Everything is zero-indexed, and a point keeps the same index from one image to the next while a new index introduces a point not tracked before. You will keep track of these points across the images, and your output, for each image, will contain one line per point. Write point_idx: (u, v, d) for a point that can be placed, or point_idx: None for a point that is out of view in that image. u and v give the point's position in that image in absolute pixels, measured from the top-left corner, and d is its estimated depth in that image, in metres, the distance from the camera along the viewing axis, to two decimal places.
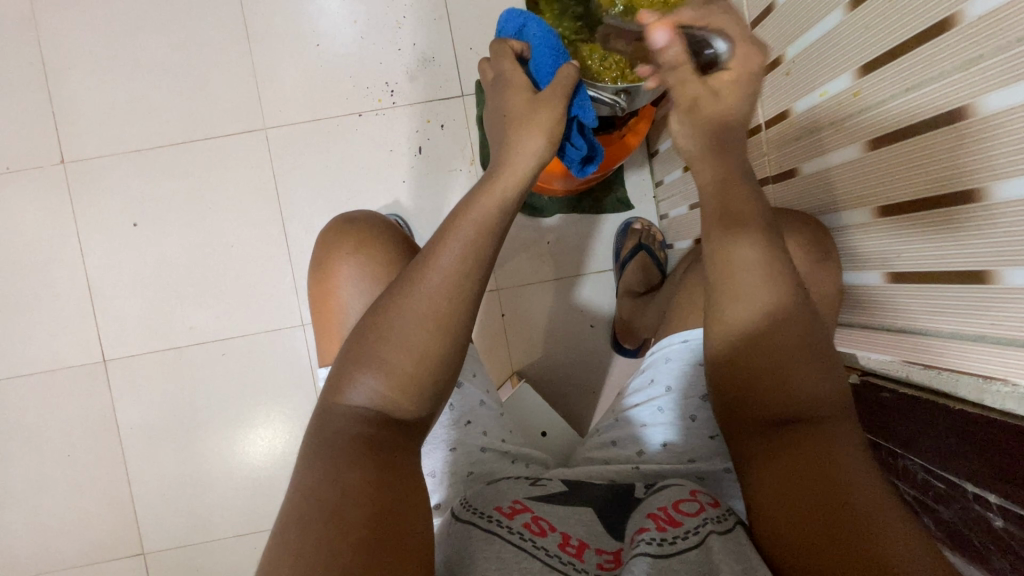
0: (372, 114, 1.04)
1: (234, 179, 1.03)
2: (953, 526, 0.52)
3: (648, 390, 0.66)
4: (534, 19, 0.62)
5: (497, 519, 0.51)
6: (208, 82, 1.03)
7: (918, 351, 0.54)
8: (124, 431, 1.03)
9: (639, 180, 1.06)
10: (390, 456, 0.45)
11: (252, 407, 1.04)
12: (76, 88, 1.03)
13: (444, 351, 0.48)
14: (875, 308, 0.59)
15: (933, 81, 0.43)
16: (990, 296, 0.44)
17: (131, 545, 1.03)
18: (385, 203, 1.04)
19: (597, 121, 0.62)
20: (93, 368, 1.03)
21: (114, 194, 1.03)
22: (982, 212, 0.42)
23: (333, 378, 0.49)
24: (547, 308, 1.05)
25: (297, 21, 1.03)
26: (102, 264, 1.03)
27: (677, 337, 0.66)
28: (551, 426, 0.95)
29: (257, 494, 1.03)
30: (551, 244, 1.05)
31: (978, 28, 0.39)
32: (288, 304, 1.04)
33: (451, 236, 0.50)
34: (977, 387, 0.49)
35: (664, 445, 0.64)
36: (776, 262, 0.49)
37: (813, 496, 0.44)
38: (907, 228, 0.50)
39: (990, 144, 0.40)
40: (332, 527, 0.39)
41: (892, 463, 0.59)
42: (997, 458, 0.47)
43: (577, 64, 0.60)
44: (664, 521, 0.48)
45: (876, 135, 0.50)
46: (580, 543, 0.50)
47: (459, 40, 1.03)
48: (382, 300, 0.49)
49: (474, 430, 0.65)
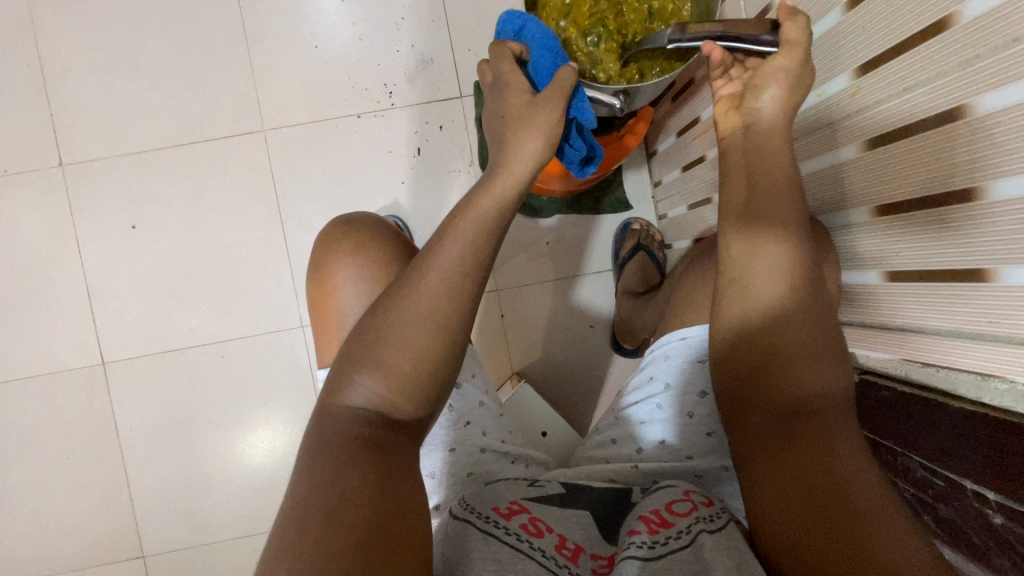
0: (371, 115, 1.04)
1: (234, 180, 1.03)
2: (953, 524, 0.52)
3: (647, 387, 0.66)
4: (533, 20, 0.61)
5: (495, 520, 0.51)
6: (207, 82, 1.03)
7: (917, 350, 0.54)
8: (124, 432, 1.03)
9: (637, 180, 1.06)
10: (389, 457, 0.45)
11: (253, 409, 1.03)
12: (75, 90, 1.03)
13: (443, 352, 0.48)
14: (873, 307, 0.58)
15: (929, 81, 0.44)
16: (987, 294, 0.44)
17: (132, 547, 1.02)
18: (384, 204, 1.04)
19: (596, 122, 0.62)
20: (93, 370, 1.03)
21: (114, 195, 1.03)
22: (979, 210, 0.42)
23: (332, 379, 0.49)
24: (546, 308, 1.05)
25: (296, 23, 1.03)
26: (101, 265, 1.03)
27: (677, 334, 0.65)
28: (551, 426, 0.95)
29: (258, 495, 1.03)
30: (550, 244, 1.05)
31: (974, 27, 0.39)
32: (288, 304, 1.04)
33: (451, 236, 0.50)
34: (977, 385, 0.48)
35: (662, 443, 0.64)
36: (777, 253, 0.50)
37: (811, 495, 0.44)
38: (903, 229, 0.50)
39: (985, 143, 0.40)
40: (330, 528, 0.39)
41: (892, 460, 0.59)
42: (994, 455, 0.47)
43: (576, 65, 0.59)
44: (656, 524, 0.48)
45: (873, 136, 0.51)
46: (576, 546, 0.51)
47: (458, 40, 1.03)
48: (382, 300, 0.50)
49: (473, 431, 0.65)
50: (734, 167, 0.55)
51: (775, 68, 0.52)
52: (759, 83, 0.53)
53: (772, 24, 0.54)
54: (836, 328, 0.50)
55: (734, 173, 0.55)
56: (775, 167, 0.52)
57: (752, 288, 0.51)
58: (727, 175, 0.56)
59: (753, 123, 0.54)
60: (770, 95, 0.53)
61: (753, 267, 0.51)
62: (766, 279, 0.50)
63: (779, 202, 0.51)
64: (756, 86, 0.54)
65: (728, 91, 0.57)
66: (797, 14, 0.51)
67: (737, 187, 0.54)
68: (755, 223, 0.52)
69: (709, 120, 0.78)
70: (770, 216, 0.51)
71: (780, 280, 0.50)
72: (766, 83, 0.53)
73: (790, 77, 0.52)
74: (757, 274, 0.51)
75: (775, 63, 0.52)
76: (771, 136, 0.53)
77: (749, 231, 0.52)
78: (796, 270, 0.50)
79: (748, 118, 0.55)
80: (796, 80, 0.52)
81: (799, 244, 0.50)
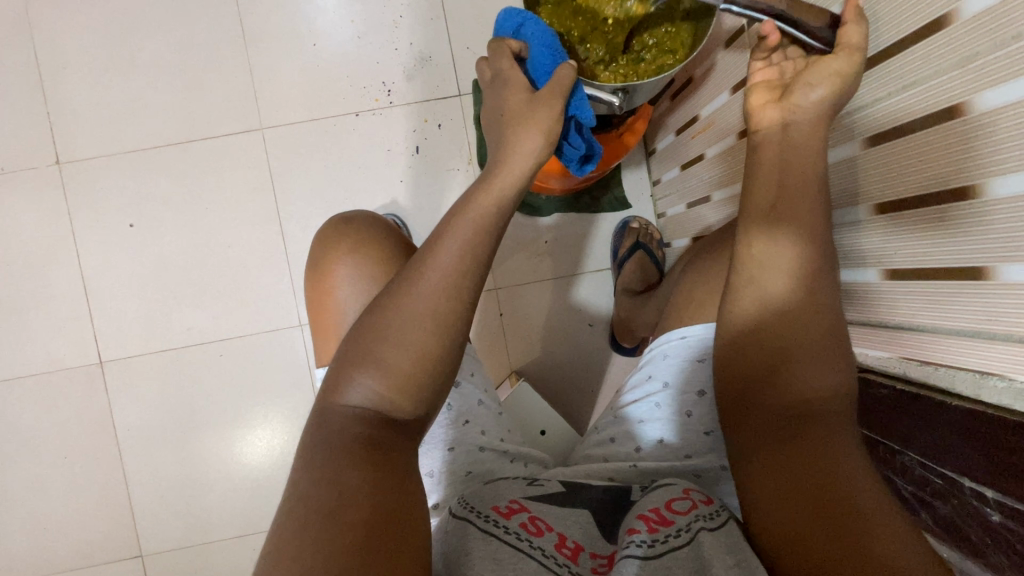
0: (369, 114, 1.03)
1: (232, 179, 1.03)
2: (951, 522, 0.52)
3: (645, 386, 0.67)
4: (531, 17, 0.60)
5: (495, 519, 0.51)
6: (204, 80, 1.03)
7: (916, 347, 0.54)
8: (122, 431, 1.03)
9: (637, 178, 1.06)
10: (389, 456, 0.45)
11: (252, 408, 1.03)
12: (71, 89, 1.02)
13: (442, 350, 0.48)
14: (871, 305, 0.58)
15: (930, 79, 0.44)
16: (986, 293, 0.44)
17: (130, 546, 1.02)
18: (383, 203, 1.04)
19: (595, 120, 0.61)
20: (91, 369, 1.03)
21: (111, 194, 1.03)
22: (978, 209, 0.42)
23: (330, 378, 0.49)
24: (545, 308, 1.05)
25: (294, 21, 1.03)
26: (98, 264, 1.03)
27: (677, 333, 0.65)
28: (551, 425, 0.95)
29: (256, 494, 1.03)
30: (549, 242, 1.05)
31: (973, 26, 0.39)
32: (287, 303, 1.04)
33: (449, 235, 0.50)
34: (972, 382, 0.48)
35: (661, 442, 0.64)
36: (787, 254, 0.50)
37: (811, 496, 0.44)
38: (902, 227, 0.50)
39: (984, 141, 0.40)
40: (330, 528, 0.39)
41: (890, 459, 0.58)
42: (992, 453, 0.47)
43: (575, 63, 0.59)
44: (655, 522, 0.48)
45: (873, 133, 0.51)
46: (576, 545, 0.50)
47: (456, 39, 1.03)
48: (381, 297, 0.49)
49: (472, 429, 0.65)
50: (766, 165, 0.53)
51: (830, 69, 0.49)
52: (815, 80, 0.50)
53: (832, 18, 0.50)
54: (842, 326, 0.50)
55: (764, 171, 0.53)
56: (807, 170, 0.51)
57: (757, 290, 0.51)
58: (756, 167, 0.54)
59: (793, 121, 0.52)
60: (819, 97, 0.50)
61: (772, 267, 0.51)
62: (780, 277, 0.50)
63: (798, 195, 0.51)
64: (806, 84, 0.50)
65: (762, 77, 0.55)
66: (863, 19, 0.48)
67: (767, 184, 0.52)
68: (770, 223, 0.51)
69: (709, 118, 0.77)
70: (787, 218, 0.51)
71: (786, 280, 0.50)
72: (818, 84, 0.50)
73: (843, 82, 0.49)
74: (762, 274, 0.51)
75: (832, 65, 0.49)
76: (808, 139, 0.51)
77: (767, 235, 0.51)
78: (803, 269, 0.50)
79: (789, 115, 0.52)
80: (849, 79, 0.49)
81: (813, 243, 0.50)
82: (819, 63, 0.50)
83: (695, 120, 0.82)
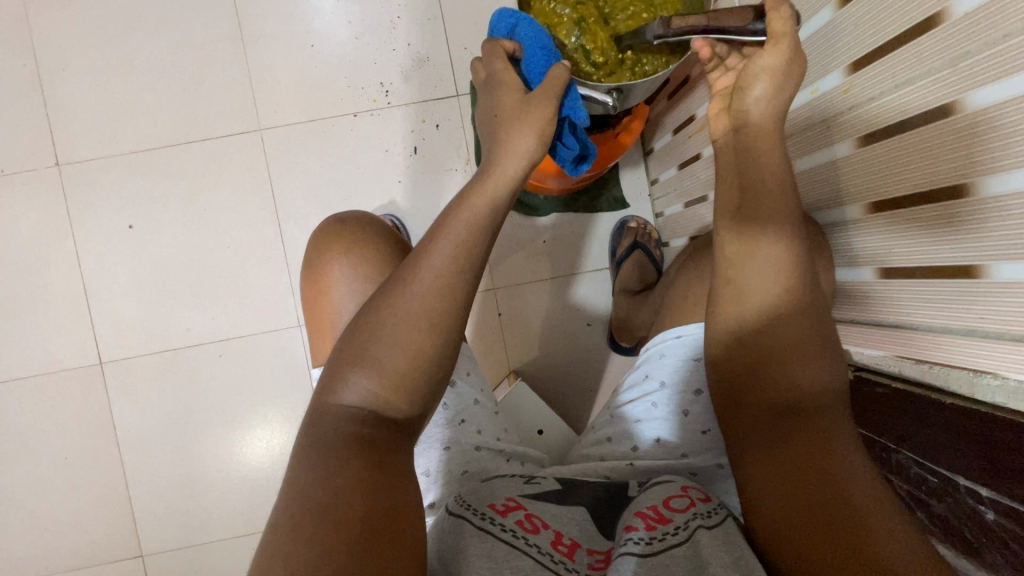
0: (367, 114, 1.04)
1: (231, 180, 1.03)
2: (947, 520, 0.52)
3: (643, 386, 0.67)
4: (525, 18, 0.60)
5: (491, 517, 0.51)
6: (203, 81, 1.03)
7: (911, 345, 0.54)
8: (122, 431, 1.03)
9: (634, 178, 1.06)
10: (385, 456, 0.45)
11: (251, 408, 1.04)
12: (70, 90, 1.03)
13: (436, 350, 0.48)
14: (866, 303, 0.58)
15: (921, 78, 0.44)
16: (980, 291, 0.44)
17: (130, 546, 1.03)
18: (381, 204, 1.04)
19: (588, 120, 0.62)
20: (90, 370, 1.03)
21: (110, 195, 1.03)
22: (972, 207, 0.42)
23: (325, 378, 0.49)
24: (543, 307, 1.05)
25: (292, 22, 1.03)
26: (98, 265, 1.03)
27: (672, 332, 0.65)
28: (548, 425, 0.95)
29: (256, 494, 1.03)
30: (547, 242, 1.05)
31: (964, 24, 0.39)
32: (286, 304, 1.04)
33: (443, 235, 0.50)
34: (968, 381, 0.48)
35: (657, 441, 0.64)
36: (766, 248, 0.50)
37: (807, 495, 0.44)
38: (896, 226, 0.50)
39: (977, 139, 0.40)
40: (325, 526, 0.40)
41: (886, 457, 0.59)
42: (988, 451, 0.47)
43: (569, 63, 0.59)
44: (653, 519, 0.48)
45: (863, 133, 0.51)
46: (572, 542, 0.51)
47: (454, 39, 1.03)
48: (376, 298, 0.50)
49: (468, 429, 0.65)
50: (726, 167, 0.54)
51: (761, 67, 0.50)
52: (745, 82, 0.51)
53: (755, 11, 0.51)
54: (830, 325, 0.50)
55: (726, 171, 0.54)
56: (768, 164, 0.51)
57: (748, 288, 0.51)
58: (722, 173, 0.55)
59: (744, 123, 0.52)
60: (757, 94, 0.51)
61: (753, 264, 0.51)
62: (768, 277, 0.50)
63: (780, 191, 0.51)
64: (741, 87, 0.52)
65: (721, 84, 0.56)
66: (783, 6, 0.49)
67: (729, 185, 0.54)
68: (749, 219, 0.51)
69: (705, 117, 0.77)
70: (758, 210, 0.51)
71: (775, 278, 0.50)
72: (752, 83, 0.51)
73: (777, 74, 0.50)
74: (752, 271, 0.51)
75: (763, 62, 0.50)
76: (763, 135, 0.52)
77: (746, 234, 0.51)
78: (791, 267, 0.50)
79: (736, 120, 0.53)
80: (786, 76, 0.50)
81: (799, 241, 0.50)
82: (749, 62, 0.51)
83: (692, 119, 0.82)
